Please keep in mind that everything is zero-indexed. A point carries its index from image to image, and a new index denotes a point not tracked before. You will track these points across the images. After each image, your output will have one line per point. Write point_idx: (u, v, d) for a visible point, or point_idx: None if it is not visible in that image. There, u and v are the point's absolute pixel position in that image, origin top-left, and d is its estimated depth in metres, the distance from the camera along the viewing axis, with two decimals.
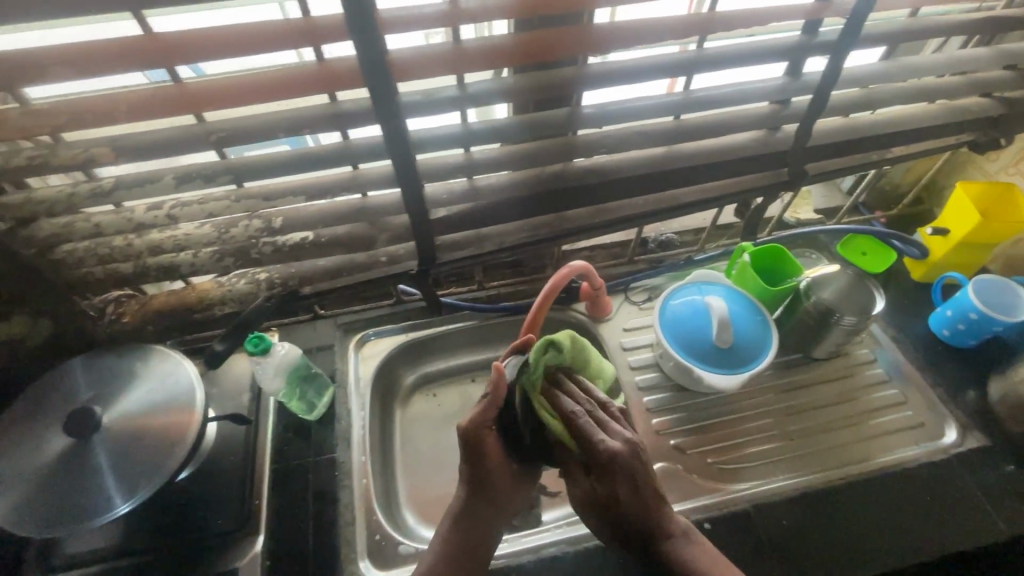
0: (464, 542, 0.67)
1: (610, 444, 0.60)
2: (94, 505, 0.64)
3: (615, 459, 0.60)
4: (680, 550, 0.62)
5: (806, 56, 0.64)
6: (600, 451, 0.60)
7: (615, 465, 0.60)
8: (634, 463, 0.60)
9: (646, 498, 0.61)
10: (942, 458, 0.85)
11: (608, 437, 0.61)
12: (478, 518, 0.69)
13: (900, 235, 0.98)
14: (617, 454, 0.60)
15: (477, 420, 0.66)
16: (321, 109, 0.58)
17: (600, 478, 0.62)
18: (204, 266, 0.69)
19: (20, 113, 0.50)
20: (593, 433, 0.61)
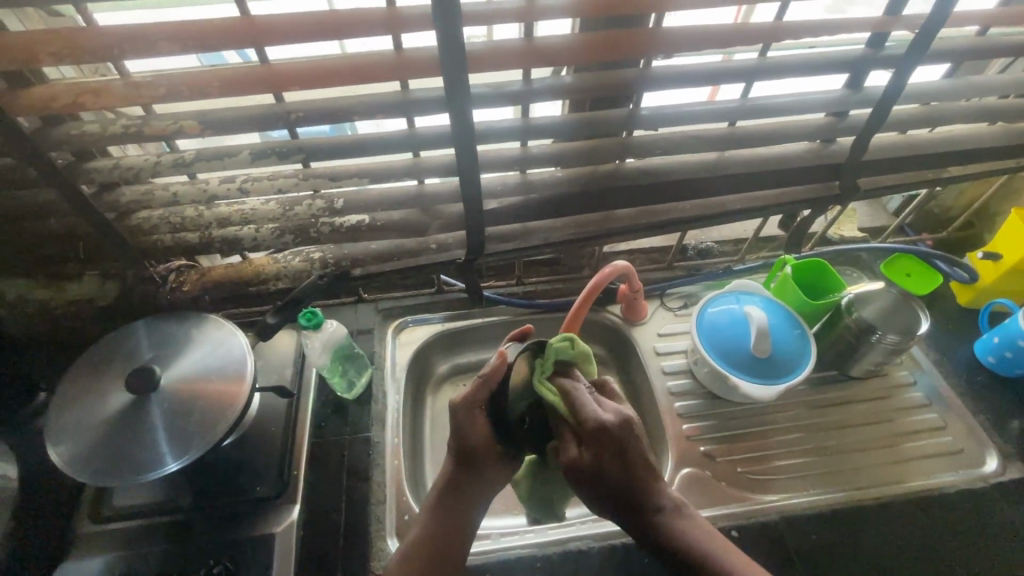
0: (444, 525, 0.66)
1: (602, 417, 0.57)
2: (148, 460, 0.67)
3: (610, 429, 0.57)
4: (675, 523, 0.59)
5: (869, 69, 0.65)
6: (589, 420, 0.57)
7: (604, 436, 0.56)
8: (627, 435, 0.57)
9: (638, 472, 0.58)
10: (982, 487, 0.83)
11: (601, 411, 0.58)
12: (462, 500, 0.67)
13: (945, 256, 0.98)
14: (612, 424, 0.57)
15: (468, 398, 0.66)
16: (393, 96, 0.60)
17: (589, 448, 0.57)
18: (266, 241, 0.73)
19: (123, 84, 0.53)
20: (590, 407, 0.57)
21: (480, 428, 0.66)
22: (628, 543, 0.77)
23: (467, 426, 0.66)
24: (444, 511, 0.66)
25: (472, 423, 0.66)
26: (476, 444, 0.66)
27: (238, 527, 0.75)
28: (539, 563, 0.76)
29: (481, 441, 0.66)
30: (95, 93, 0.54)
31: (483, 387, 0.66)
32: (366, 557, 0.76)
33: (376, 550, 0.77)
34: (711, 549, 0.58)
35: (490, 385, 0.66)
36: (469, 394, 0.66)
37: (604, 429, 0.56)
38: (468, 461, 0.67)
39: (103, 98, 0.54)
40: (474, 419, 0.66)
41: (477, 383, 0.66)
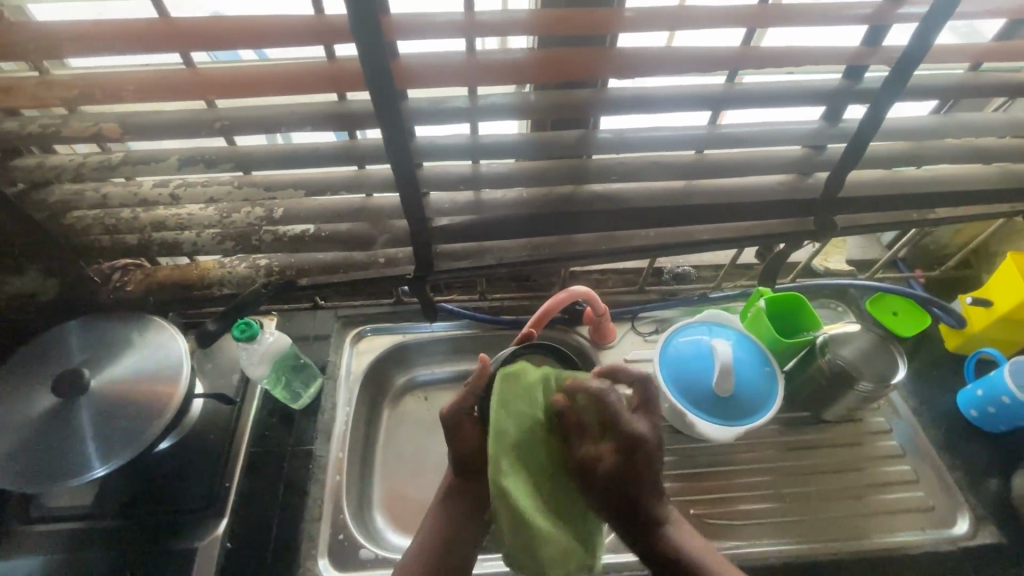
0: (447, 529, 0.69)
1: (637, 431, 0.63)
2: (72, 465, 0.66)
3: (638, 447, 0.62)
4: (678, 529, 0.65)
5: (846, 103, 0.60)
6: (622, 431, 0.63)
7: (636, 451, 0.62)
8: (653, 445, 0.63)
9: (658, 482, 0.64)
10: (948, 550, 0.78)
11: (638, 422, 0.64)
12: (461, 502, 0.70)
13: (939, 302, 0.90)
14: (641, 437, 0.63)
15: (455, 408, 0.67)
16: (328, 107, 0.57)
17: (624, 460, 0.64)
18: (205, 246, 0.70)
19: (36, 83, 0.51)
20: (631, 420, 0.63)
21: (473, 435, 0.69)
22: None
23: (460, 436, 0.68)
24: (445, 510, 0.70)
25: (465, 432, 0.68)
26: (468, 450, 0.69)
27: (166, 536, 0.74)
28: None
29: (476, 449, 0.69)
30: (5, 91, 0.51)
31: (468, 397, 0.68)
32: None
33: (304, 569, 0.75)
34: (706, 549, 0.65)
35: (475, 394, 0.68)
36: (456, 405, 0.67)
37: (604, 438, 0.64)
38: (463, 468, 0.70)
39: (15, 97, 0.51)
40: (467, 427, 0.68)
41: (464, 395, 0.68)
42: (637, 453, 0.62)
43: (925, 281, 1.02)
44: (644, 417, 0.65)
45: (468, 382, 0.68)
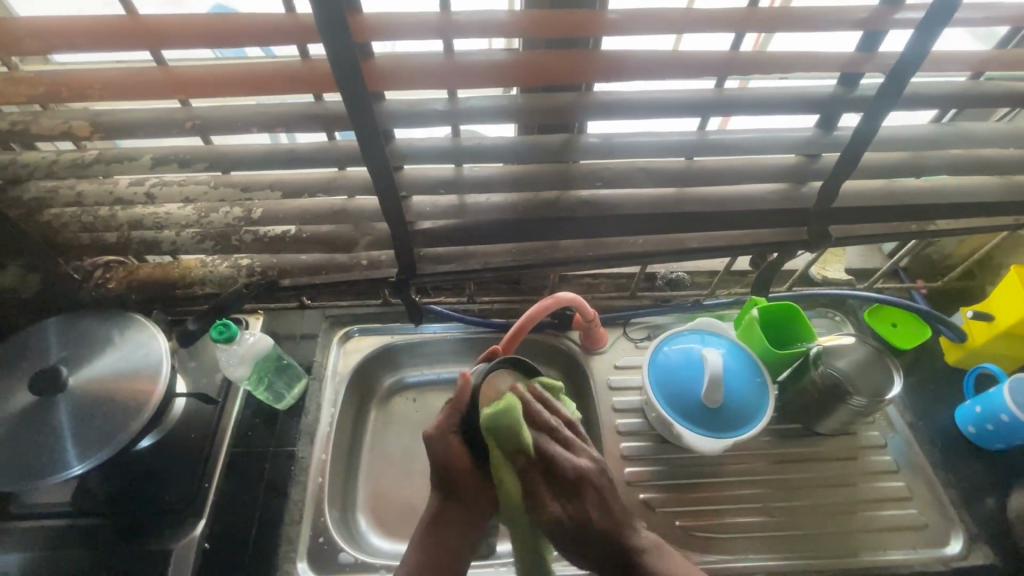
0: (434, 553, 0.63)
1: (581, 464, 0.63)
2: (50, 464, 0.65)
3: (588, 478, 0.62)
4: (652, 560, 0.63)
5: (840, 111, 0.58)
6: (567, 469, 0.61)
7: (583, 482, 0.62)
8: (596, 476, 0.63)
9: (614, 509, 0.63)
10: (940, 570, 0.76)
11: (580, 457, 0.64)
12: (447, 523, 0.65)
13: (939, 316, 0.88)
14: (588, 470, 0.63)
15: (442, 425, 0.66)
16: (304, 108, 0.56)
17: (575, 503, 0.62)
18: (185, 246, 0.69)
19: (1, 80, 0.50)
20: (564, 456, 0.62)
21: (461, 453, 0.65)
22: None
23: (445, 456, 0.65)
24: (438, 534, 0.65)
25: (450, 451, 0.65)
26: (454, 469, 0.65)
27: (144, 537, 0.73)
28: None
29: (463, 466, 0.66)
30: None
31: (452, 414, 0.66)
32: None
33: (282, 572, 0.75)
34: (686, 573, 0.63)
35: (461, 409, 0.66)
36: (440, 422, 0.66)
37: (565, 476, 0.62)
38: (448, 486, 0.66)
39: None
40: (455, 445, 0.65)
41: (446, 414, 0.67)
42: (579, 479, 0.62)
43: (927, 292, 1.00)
44: (580, 450, 0.65)
45: (450, 398, 0.67)
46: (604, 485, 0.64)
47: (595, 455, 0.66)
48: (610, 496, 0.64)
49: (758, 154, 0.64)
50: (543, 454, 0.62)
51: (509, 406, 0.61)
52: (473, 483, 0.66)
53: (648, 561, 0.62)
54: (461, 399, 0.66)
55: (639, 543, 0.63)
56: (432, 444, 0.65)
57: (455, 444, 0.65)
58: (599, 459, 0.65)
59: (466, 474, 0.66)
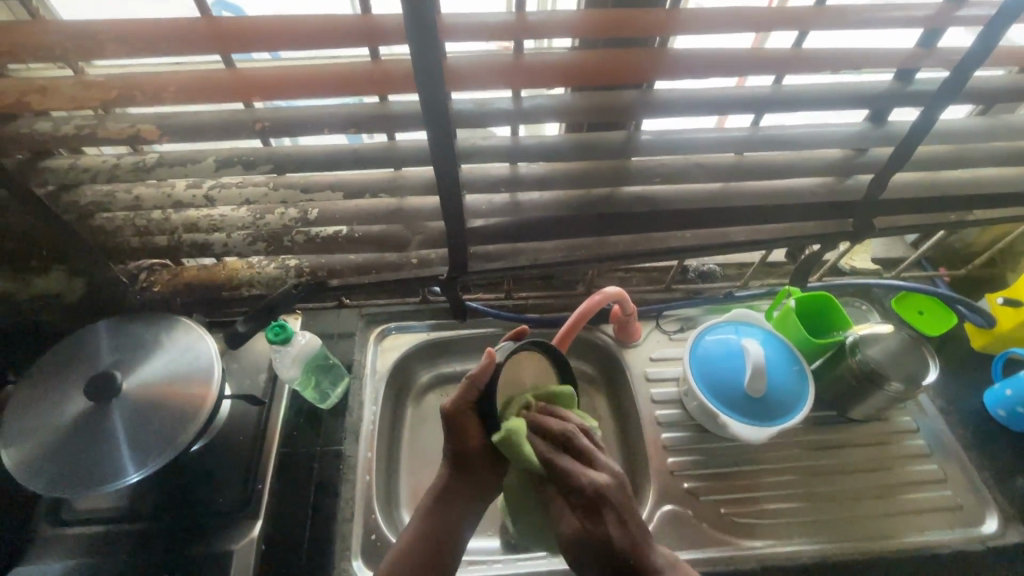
0: (440, 526, 0.63)
1: (596, 479, 0.56)
2: (106, 471, 0.64)
3: (602, 494, 0.55)
4: None
5: (895, 106, 0.59)
6: (580, 483, 0.56)
7: (599, 499, 0.56)
8: (615, 491, 0.55)
9: (635, 533, 0.55)
10: (978, 548, 0.79)
11: (593, 471, 0.57)
12: (456, 500, 0.64)
13: (965, 300, 0.91)
14: (604, 486, 0.56)
15: (459, 402, 0.63)
16: (370, 109, 0.56)
17: (590, 517, 0.56)
18: (236, 248, 0.69)
19: (72, 83, 0.50)
20: (574, 469, 0.56)
21: (476, 431, 0.64)
22: None
23: (461, 433, 0.63)
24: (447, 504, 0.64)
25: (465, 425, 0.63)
26: (468, 447, 0.64)
27: (198, 539, 0.73)
28: None
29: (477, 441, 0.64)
30: (41, 91, 0.50)
31: (469, 390, 0.63)
32: None
33: (339, 570, 0.75)
34: None
35: (480, 387, 0.63)
36: (460, 398, 0.63)
37: (581, 492, 0.56)
38: (461, 462, 0.64)
39: (51, 97, 0.50)
40: (468, 423, 0.64)
41: (465, 389, 0.63)
42: (592, 494, 0.56)
43: (951, 280, 1.02)
44: (599, 463, 0.58)
45: (471, 373, 0.63)
46: (624, 505, 0.56)
47: (615, 469, 0.58)
48: (630, 518, 0.56)
49: (810, 149, 0.65)
50: (553, 466, 0.57)
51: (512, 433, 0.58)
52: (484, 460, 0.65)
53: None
54: (479, 375, 0.63)
55: (661, 565, 0.56)
56: (449, 417, 0.63)
57: (469, 422, 0.64)
58: (618, 476, 0.57)
59: (478, 452, 0.64)
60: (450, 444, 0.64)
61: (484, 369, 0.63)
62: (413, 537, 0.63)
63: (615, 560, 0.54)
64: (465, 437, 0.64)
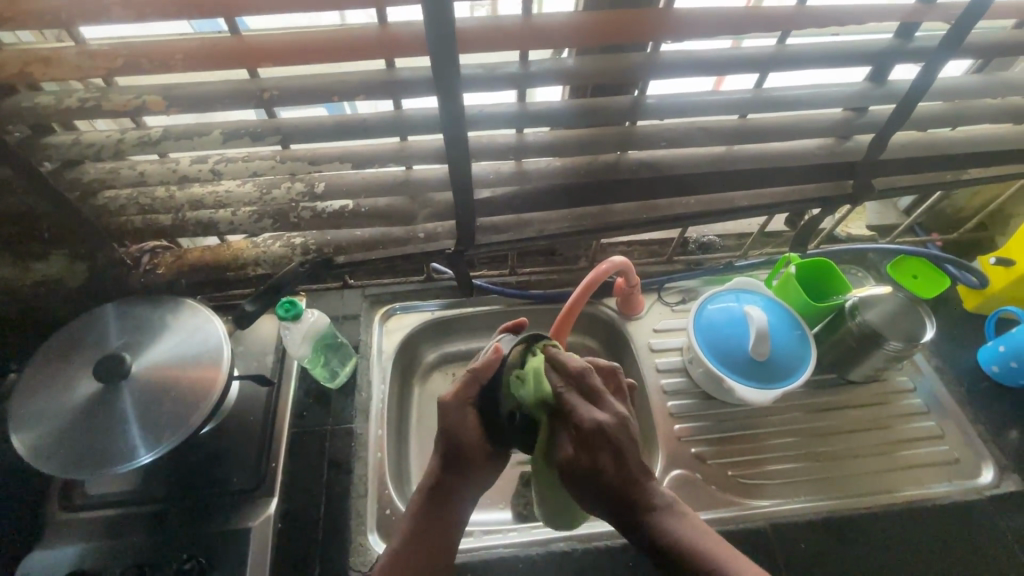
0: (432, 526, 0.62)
1: (598, 418, 0.55)
2: (119, 453, 0.63)
3: (603, 431, 0.54)
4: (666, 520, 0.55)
5: (896, 62, 0.60)
6: (580, 420, 0.54)
7: (598, 437, 0.54)
8: (610, 425, 0.54)
9: (633, 467, 0.55)
10: (975, 498, 0.82)
11: (600, 411, 0.55)
12: (449, 497, 0.62)
13: (956, 260, 0.93)
14: (609, 423, 0.54)
15: (458, 395, 0.63)
16: (378, 75, 0.55)
17: (585, 451, 0.55)
18: (242, 225, 0.68)
19: (76, 53, 0.49)
20: (581, 407, 0.55)
21: (473, 427, 0.63)
22: (614, 546, 0.76)
23: (456, 426, 0.62)
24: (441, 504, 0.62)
25: (463, 420, 0.63)
26: (462, 441, 0.62)
27: (213, 519, 0.73)
28: (521, 563, 0.75)
29: (473, 438, 0.63)
30: (45, 61, 0.49)
31: (469, 384, 0.63)
32: (345, 552, 0.74)
33: (356, 545, 0.74)
34: (707, 541, 0.55)
35: (480, 380, 0.63)
36: (458, 391, 0.63)
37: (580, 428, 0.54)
38: (452, 458, 0.62)
39: (55, 68, 0.49)
40: (466, 417, 0.63)
41: (468, 380, 0.64)
42: (588, 427, 0.54)
43: (943, 244, 1.04)
44: (604, 404, 0.56)
45: (474, 367, 0.63)
46: (621, 446, 0.55)
47: (620, 411, 0.56)
48: (628, 459, 0.55)
49: (812, 109, 0.66)
50: (563, 401, 0.56)
51: (533, 369, 0.57)
52: (477, 458, 0.63)
53: (659, 528, 0.54)
54: (485, 370, 0.63)
55: (653, 500, 0.56)
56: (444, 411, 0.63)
57: (466, 416, 0.63)
58: (621, 419, 0.55)
59: (470, 448, 0.62)
60: (444, 438, 0.63)
61: (490, 364, 0.63)
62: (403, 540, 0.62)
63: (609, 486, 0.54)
64: (461, 433, 0.62)
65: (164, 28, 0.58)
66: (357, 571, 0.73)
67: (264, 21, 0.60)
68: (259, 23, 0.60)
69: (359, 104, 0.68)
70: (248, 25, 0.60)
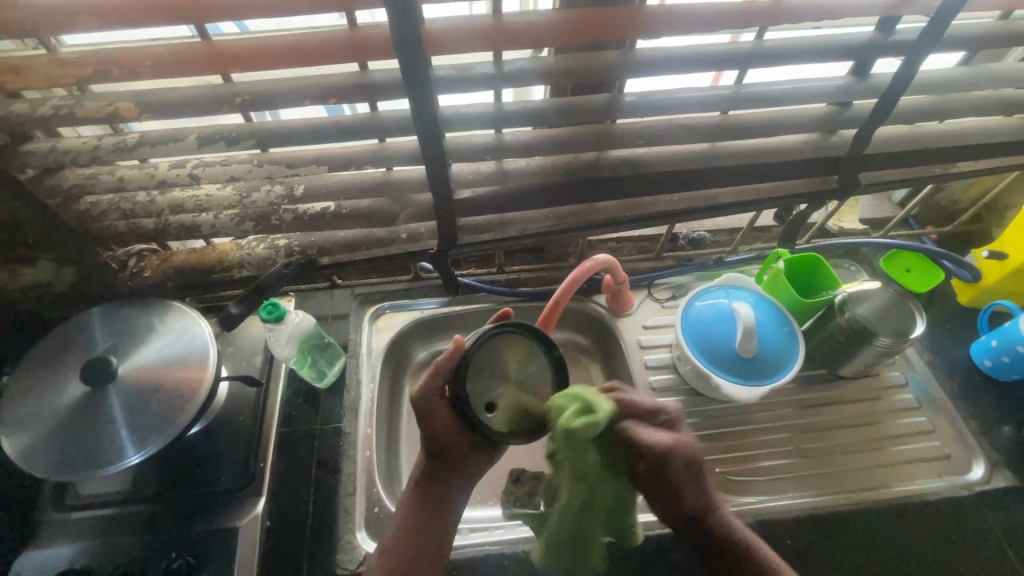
0: (430, 506, 0.64)
1: (659, 442, 0.60)
2: (106, 455, 0.64)
3: (653, 453, 0.59)
4: (726, 517, 0.64)
5: (877, 56, 0.59)
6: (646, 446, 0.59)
7: (666, 460, 0.60)
8: (641, 435, 0.60)
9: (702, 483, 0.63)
10: (965, 495, 0.81)
11: (654, 433, 0.61)
12: (438, 483, 0.65)
13: (951, 256, 0.93)
14: (659, 448, 0.59)
15: (426, 388, 0.64)
16: (350, 78, 0.55)
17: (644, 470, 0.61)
18: (224, 228, 0.69)
19: (46, 61, 0.49)
20: (642, 429, 0.60)
21: (444, 416, 0.64)
22: (600, 543, 0.76)
23: (427, 416, 0.63)
24: (435, 487, 0.65)
25: (435, 412, 0.63)
26: (439, 434, 0.64)
27: (202, 519, 0.74)
28: (506, 561, 0.75)
29: (446, 430, 0.64)
30: (16, 70, 0.49)
31: (436, 375, 0.64)
32: (333, 549, 0.75)
33: (343, 543, 0.75)
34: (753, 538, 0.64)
35: (446, 371, 0.64)
36: (425, 385, 0.64)
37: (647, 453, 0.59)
38: (435, 449, 0.64)
39: (27, 77, 0.50)
40: (435, 410, 0.63)
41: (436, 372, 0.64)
42: (659, 461, 0.60)
43: (937, 237, 1.03)
44: (655, 424, 0.63)
45: (437, 359, 0.64)
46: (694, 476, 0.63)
47: (672, 437, 0.62)
48: (679, 484, 0.61)
49: (794, 105, 0.65)
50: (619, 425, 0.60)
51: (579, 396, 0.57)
52: (462, 446, 0.65)
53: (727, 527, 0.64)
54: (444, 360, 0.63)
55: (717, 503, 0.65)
56: (416, 407, 0.64)
57: (436, 410, 0.63)
58: (677, 445, 0.61)
59: (449, 440, 0.64)
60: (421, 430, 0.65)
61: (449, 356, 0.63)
62: (402, 528, 0.63)
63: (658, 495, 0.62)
64: (435, 423, 0.63)
65: (153, 32, 0.57)
66: (344, 569, 0.73)
67: (265, 24, 0.59)
68: (259, 25, 0.59)
69: (347, 106, 0.67)
70: (248, 28, 0.59)
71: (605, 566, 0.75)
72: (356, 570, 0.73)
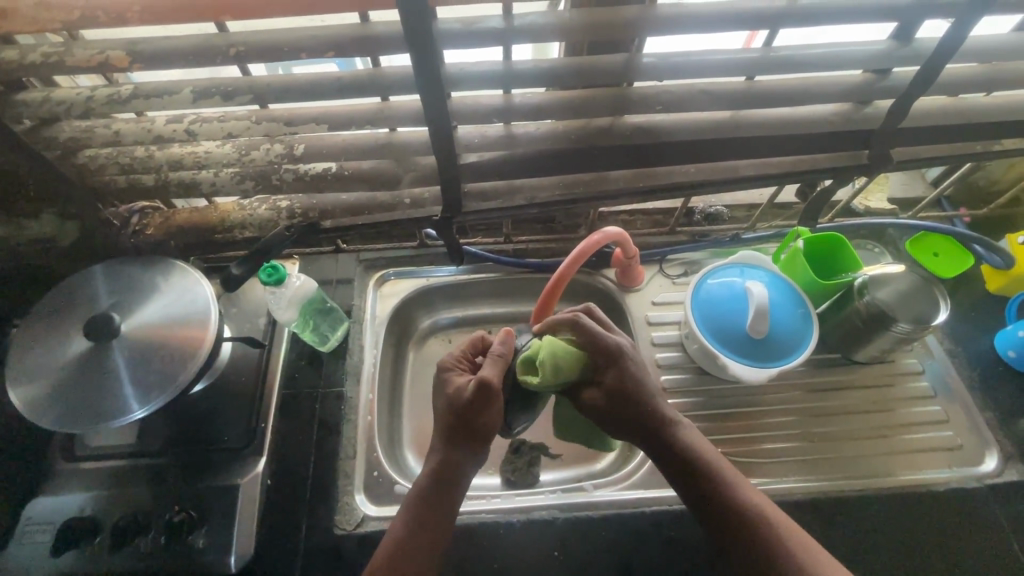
0: (432, 510, 0.62)
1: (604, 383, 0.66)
2: (110, 409, 0.64)
3: (614, 388, 0.66)
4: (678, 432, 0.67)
5: (923, 17, 0.54)
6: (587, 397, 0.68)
7: (615, 394, 0.66)
8: (630, 361, 0.67)
9: (652, 400, 0.67)
10: (975, 486, 0.79)
11: (612, 369, 0.66)
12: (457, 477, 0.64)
13: (984, 240, 0.86)
14: (625, 379, 0.66)
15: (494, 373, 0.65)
16: (351, 29, 0.52)
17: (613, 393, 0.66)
18: (225, 187, 0.68)
19: (31, 5, 0.47)
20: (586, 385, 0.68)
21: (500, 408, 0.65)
22: (596, 517, 0.76)
23: (490, 397, 0.64)
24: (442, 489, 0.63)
25: (492, 403, 0.64)
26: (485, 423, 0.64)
27: (204, 475, 0.75)
28: (501, 530, 0.75)
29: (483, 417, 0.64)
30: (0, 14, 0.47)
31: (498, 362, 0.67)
32: (331, 511, 0.75)
33: (342, 504, 0.76)
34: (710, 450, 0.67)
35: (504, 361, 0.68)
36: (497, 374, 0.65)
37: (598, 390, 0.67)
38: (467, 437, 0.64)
39: (11, 21, 0.48)
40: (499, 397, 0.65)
41: (490, 363, 0.67)
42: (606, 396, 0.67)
43: (970, 220, 0.98)
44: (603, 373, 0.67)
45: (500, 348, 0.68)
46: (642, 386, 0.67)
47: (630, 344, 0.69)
48: (650, 406, 0.66)
49: (827, 72, 0.60)
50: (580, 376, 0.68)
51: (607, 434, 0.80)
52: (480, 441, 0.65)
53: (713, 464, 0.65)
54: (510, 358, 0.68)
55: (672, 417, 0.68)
56: (486, 387, 0.63)
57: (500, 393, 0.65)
58: (639, 388, 0.66)
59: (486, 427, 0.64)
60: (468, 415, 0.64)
61: (497, 345, 0.69)
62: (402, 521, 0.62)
63: (625, 425, 0.67)
64: (488, 409, 0.64)
65: None
66: (341, 529, 0.74)
67: None
68: None
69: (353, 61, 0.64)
70: None
71: (601, 538, 0.75)
72: (354, 531, 0.74)
